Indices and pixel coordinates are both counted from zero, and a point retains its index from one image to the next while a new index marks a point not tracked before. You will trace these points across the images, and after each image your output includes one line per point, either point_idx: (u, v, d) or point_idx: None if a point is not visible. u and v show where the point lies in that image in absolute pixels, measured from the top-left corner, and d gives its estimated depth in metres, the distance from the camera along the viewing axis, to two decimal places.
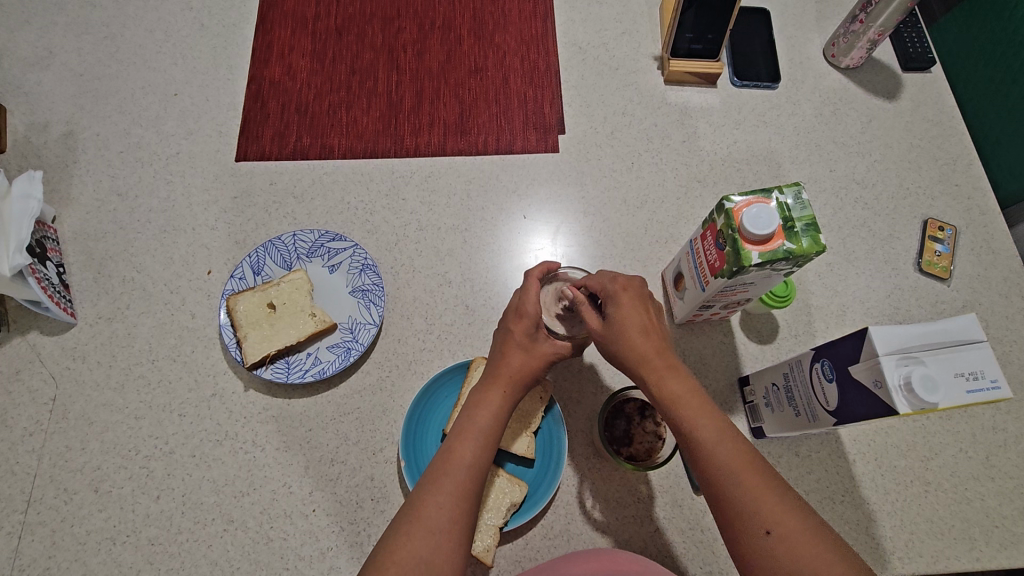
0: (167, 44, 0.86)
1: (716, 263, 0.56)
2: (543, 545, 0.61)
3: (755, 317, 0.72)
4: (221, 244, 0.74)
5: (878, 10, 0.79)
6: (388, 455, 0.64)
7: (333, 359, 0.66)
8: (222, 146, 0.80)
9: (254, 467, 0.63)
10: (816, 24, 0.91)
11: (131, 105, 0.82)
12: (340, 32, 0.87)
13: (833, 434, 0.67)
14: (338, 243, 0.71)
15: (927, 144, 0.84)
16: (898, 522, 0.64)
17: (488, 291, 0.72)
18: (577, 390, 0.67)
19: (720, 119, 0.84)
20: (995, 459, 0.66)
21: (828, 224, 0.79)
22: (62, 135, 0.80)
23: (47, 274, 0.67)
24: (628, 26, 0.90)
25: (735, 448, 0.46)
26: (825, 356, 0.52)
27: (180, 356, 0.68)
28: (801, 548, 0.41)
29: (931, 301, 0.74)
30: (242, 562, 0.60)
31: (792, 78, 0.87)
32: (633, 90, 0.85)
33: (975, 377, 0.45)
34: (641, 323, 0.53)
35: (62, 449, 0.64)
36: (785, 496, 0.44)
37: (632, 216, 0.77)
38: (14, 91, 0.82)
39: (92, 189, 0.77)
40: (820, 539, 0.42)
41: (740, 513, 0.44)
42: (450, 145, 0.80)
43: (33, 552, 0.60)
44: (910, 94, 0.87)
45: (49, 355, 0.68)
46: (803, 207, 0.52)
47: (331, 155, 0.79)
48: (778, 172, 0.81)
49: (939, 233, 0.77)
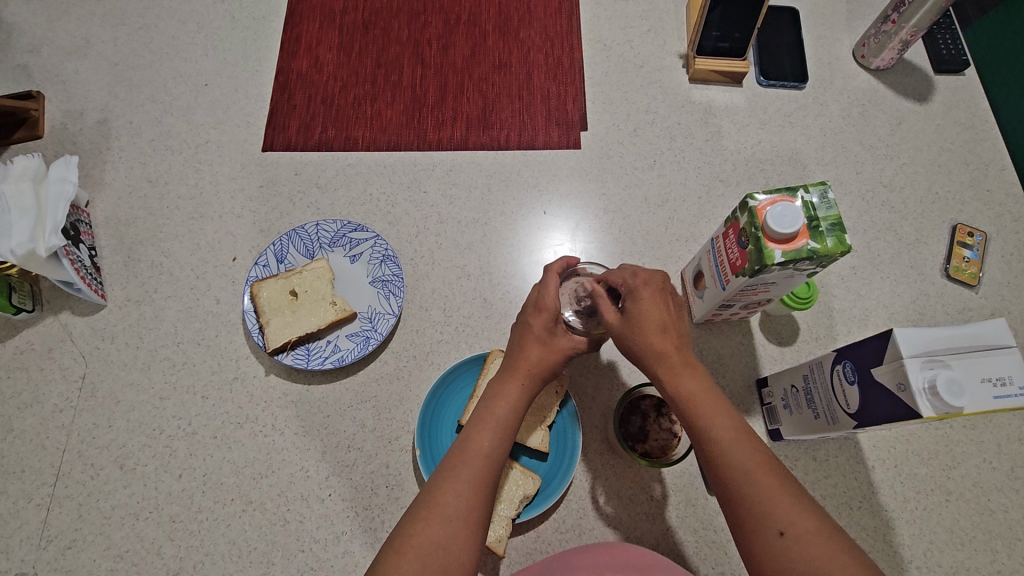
0: (199, 35, 0.88)
1: (738, 262, 0.56)
2: (555, 539, 0.61)
3: (775, 319, 0.72)
4: (246, 232, 0.76)
5: (911, 11, 0.77)
6: (404, 443, 0.64)
7: (353, 347, 0.67)
8: (250, 136, 0.81)
9: (274, 450, 0.65)
10: (847, 24, 0.89)
11: (163, 94, 0.84)
12: (367, 26, 0.88)
13: (853, 439, 0.66)
14: (360, 233, 0.72)
15: (958, 149, 0.82)
16: (916, 531, 0.62)
17: (506, 285, 0.73)
18: (592, 386, 0.67)
19: (745, 119, 0.83)
20: (1021, 471, 0.65)
21: (853, 227, 0.78)
22: (97, 122, 0.82)
23: (81, 256, 0.69)
24: (653, 24, 0.89)
25: (749, 449, 0.46)
26: (847, 358, 0.52)
27: (204, 340, 0.70)
28: (818, 552, 0.41)
29: (958, 308, 0.73)
30: (260, 542, 0.61)
31: (820, 79, 0.86)
32: (657, 88, 0.85)
33: (1003, 383, 0.44)
34: (660, 320, 0.53)
35: (90, 426, 0.66)
36: (798, 497, 0.44)
37: (653, 214, 0.77)
38: (53, 78, 0.85)
39: (124, 175, 0.79)
40: (833, 542, 0.41)
41: (752, 513, 0.44)
42: (472, 139, 0.81)
43: (61, 523, 0.62)
44: (942, 96, 0.85)
45: (80, 335, 0.70)
46: (828, 206, 0.52)
47: (355, 147, 0.80)
48: (803, 173, 0.80)
49: (968, 238, 0.76)
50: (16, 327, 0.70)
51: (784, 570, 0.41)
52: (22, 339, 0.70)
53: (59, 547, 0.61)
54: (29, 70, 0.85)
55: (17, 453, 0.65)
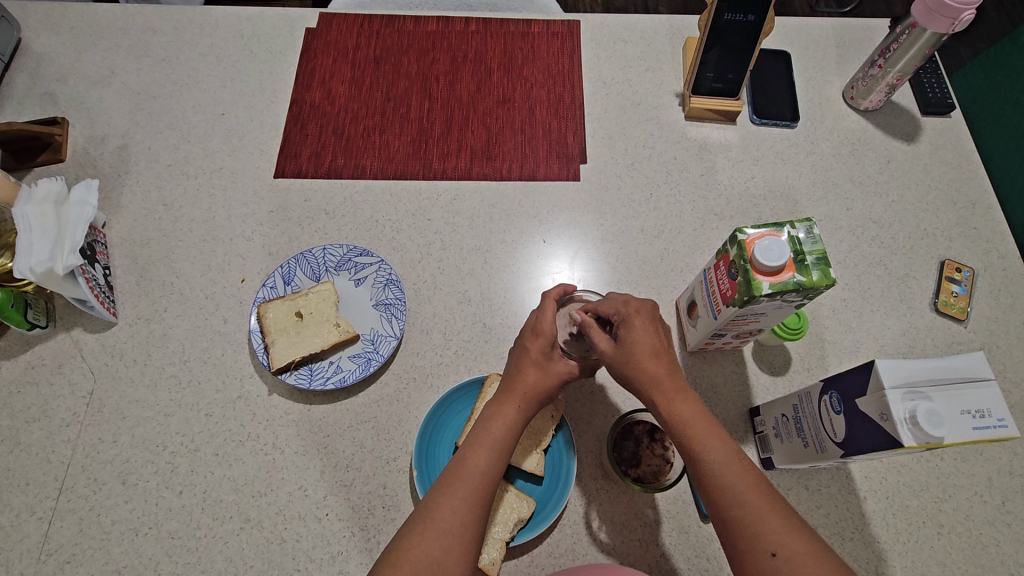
0: (218, 68, 0.92)
1: (728, 292, 0.58)
2: (549, 564, 0.61)
3: (768, 349, 0.73)
4: (256, 254, 0.78)
5: (896, 57, 0.81)
6: (401, 464, 0.66)
7: (354, 368, 0.69)
8: (263, 164, 0.85)
9: (274, 468, 0.66)
10: (837, 67, 0.94)
11: (182, 122, 0.88)
12: (378, 62, 0.92)
13: (844, 469, 0.67)
14: (365, 258, 0.75)
15: (945, 187, 0.85)
16: (908, 563, 0.63)
17: (506, 311, 0.75)
18: (587, 411, 0.69)
19: (739, 155, 0.87)
20: (1012, 505, 0.65)
21: (843, 261, 0.80)
22: (117, 147, 0.86)
23: (96, 275, 0.72)
24: (652, 64, 0.93)
25: (741, 471, 0.47)
26: (833, 388, 0.53)
27: (210, 359, 0.72)
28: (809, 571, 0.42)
29: (947, 342, 0.74)
30: (256, 560, 0.62)
31: (811, 118, 0.89)
32: (654, 124, 0.88)
33: (982, 415, 0.46)
34: (652, 347, 0.55)
35: (95, 441, 0.67)
36: (790, 518, 0.45)
37: (649, 244, 0.80)
38: (78, 105, 0.89)
39: (141, 199, 0.82)
40: (824, 562, 0.42)
41: (745, 534, 0.45)
42: (476, 170, 0.84)
43: (61, 538, 0.63)
44: (929, 137, 0.88)
45: (90, 352, 0.72)
46: (814, 241, 0.54)
47: (363, 175, 0.83)
48: (794, 208, 0.83)
49: (956, 274, 0.78)
50: (30, 343, 0.73)
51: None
52: (34, 354, 0.72)
53: (58, 561, 0.62)
54: (56, 97, 0.89)
55: (23, 466, 0.66)
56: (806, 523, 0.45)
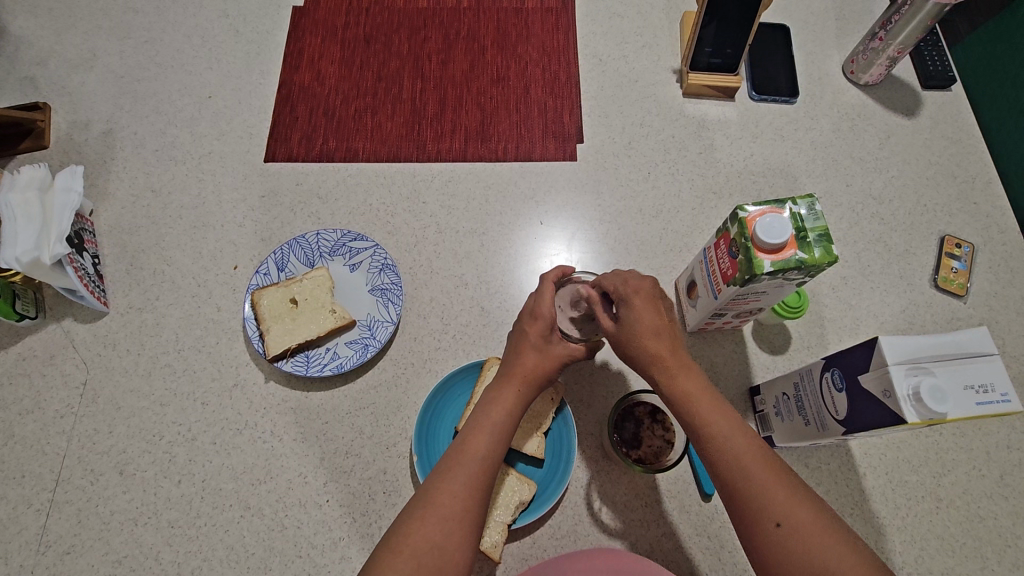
0: (203, 49, 0.90)
1: (729, 271, 0.57)
2: (551, 545, 0.61)
3: (768, 328, 0.73)
4: (248, 240, 0.77)
5: (897, 29, 0.79)
6: (401, 450, 0.65)
7: (351, 355, 0.68)
8: (253, 147, 0.83)
9: (273, 456, 0.65)
10: (836, 41, 0.92)
11: (167, 106, 0.86)
12: (368, 40, 0.90)
13: (844, 447, 0.67)
14: (359, 243, 0.74)
15: (946, 162, 0.84)
16: (907, 538, 0.63)
17: (504, 293, 0.74)
18: (587, 394, 0.68)
19: (737, 132, 0.85)
20: (1011, 479, 0.66)
21: (843, 238, 0.79)
22: (102, 133, 0.83)
23: (84, 264, 0.70)
24: (648, 40, 0.91)
25: (745, 441, 0.47)
26: (835, 365, 0.53)
27: (205, 347, 0.71)
28: (813, 539, 0.42)
29: (947, 318, 0.74)
30: (258, 547, 0.62)
31: (811, 94, 0.88)
32: (651, 102, 0.87)
33: (985, 390, 0.45)
34: (655, 324, 0.54)
35: (91, 432, 0.67)
36: (795, 488, 0.45)
37: (647, 225, 0.78)
38: (60, 90, 0.86)
39: (128, 186, 0.80)
40: (828, 529, 0.43)
41: (752, 498, 0.45)
42: (471, 151, 0.82)
43: (60, 529, 0.62)
44: (929, 111, 0.87)
45: (81, 341, 0.71)
46: (816, 218, 0.53)
47: (355, 158, 0.81)
48: (794, 186, 0.82)
49: (956, 250, 0.77)
50: (20, 334, 0.71)
51: (784, 559, 0.42)
52: (24, 345, 0.71)
53: (57, 552, 0.62)
54: (36, 82, 0.87)
55: (17, 457, 0.65)
56: (812, 492, 0.45)
